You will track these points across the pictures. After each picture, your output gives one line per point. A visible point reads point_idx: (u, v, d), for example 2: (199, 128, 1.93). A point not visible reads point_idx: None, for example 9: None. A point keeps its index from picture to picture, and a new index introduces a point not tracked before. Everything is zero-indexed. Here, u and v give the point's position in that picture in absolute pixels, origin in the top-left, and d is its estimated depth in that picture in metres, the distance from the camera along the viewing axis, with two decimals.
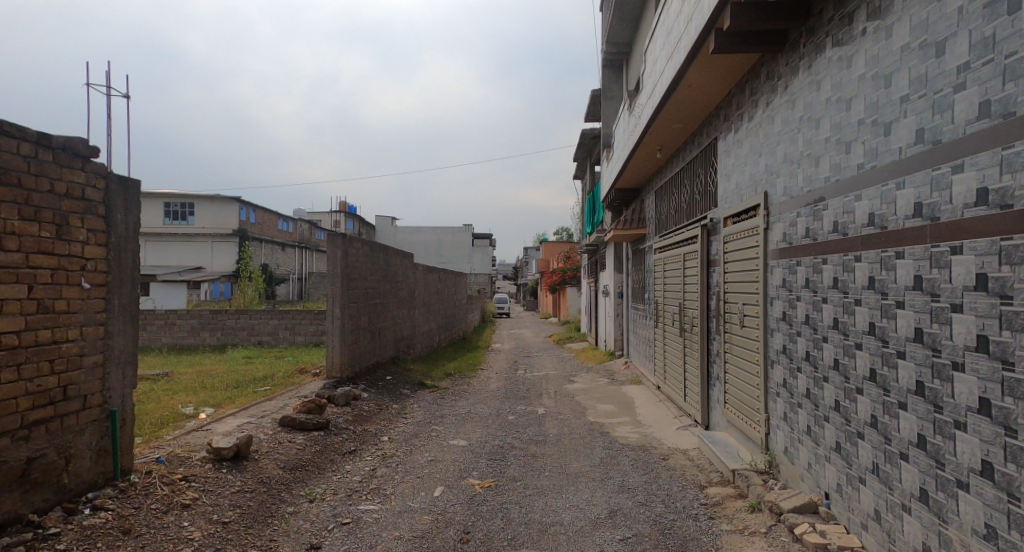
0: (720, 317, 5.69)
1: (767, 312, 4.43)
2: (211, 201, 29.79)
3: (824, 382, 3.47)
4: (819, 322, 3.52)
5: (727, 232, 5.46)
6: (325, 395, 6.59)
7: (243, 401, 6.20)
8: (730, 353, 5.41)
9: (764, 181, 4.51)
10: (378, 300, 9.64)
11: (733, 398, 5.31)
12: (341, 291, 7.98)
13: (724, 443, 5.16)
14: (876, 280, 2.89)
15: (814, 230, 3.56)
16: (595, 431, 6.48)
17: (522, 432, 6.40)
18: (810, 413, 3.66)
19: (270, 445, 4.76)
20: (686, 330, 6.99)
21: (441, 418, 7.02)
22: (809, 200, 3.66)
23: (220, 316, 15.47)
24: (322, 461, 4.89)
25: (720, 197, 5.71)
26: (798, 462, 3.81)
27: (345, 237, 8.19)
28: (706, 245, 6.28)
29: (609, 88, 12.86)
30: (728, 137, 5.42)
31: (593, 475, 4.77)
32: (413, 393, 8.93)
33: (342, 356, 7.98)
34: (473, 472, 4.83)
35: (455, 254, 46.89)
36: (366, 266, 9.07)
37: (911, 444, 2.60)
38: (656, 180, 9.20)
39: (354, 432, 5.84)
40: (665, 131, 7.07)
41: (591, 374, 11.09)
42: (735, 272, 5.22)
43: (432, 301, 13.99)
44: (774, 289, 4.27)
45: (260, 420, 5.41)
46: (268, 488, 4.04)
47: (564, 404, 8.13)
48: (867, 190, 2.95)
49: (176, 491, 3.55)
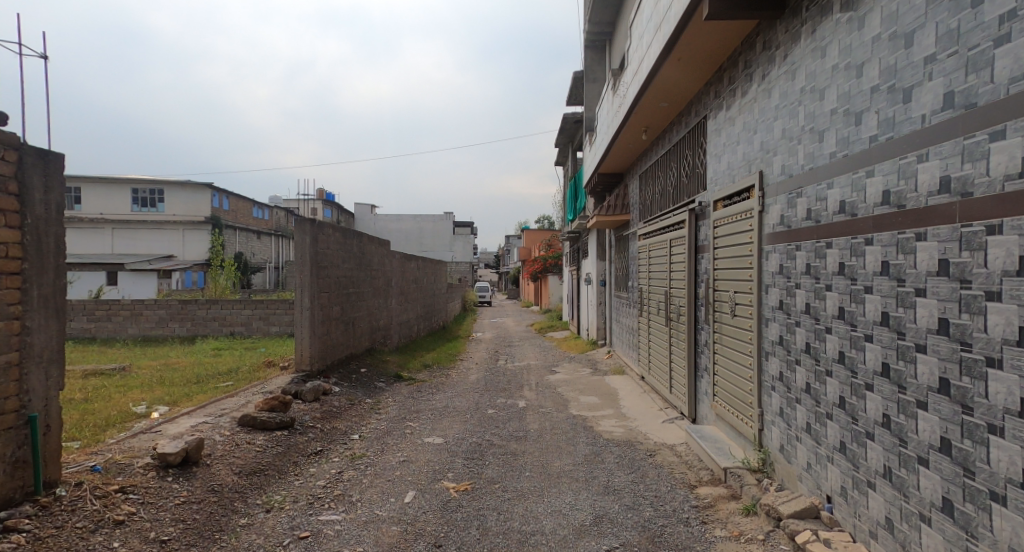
0: (709, 305, 5.42)
1: (760, 301, 4.16)
2: (181, 188, 28.84)
3: (827, 377, 3.20)
4: (822, 312, 3.25)
5: (717, 216, 5.18)
6: (292, 391, 6.20)
7: (201, 398, 5.77)
8: (720, 344, 5.14)
9: (758, 160, 4.22)
10: (352, 290, 9.22)
11: (722, 390, 5.06)
12: (311, 281, 7.58)
13: (713, 438, 4.90)
14: (891, 265, 2.61)
15: (817, 211, 3.28)
16: (578, 425, 6.20)
17: (501, 428, 6.08)
18: (809, 410, 3.39)
19: (226, 448, 4.37)
20: (672, 319, 6.72)
21: (416, 413, 6.67)
22: (810, 180, 3.38)
23: (189, 306, 14.85)
24: (284, 464, 4.51)
25: (709, 179, 5.42)
26: (796, 461, 3.54)
27: (315, 222, 7.76)
28: (694, 230, 6.00)
29: (592, 71, 12.52)
30: (719, 115, 5.12)
31: (576, 475, 4.48)
32: (388, 386, 8.55)
33: (312, 350, 7.59)
34: (448, 474, 4.51)
35: (436, 243, 46.29)
36: (339, 254, 8.65)
37: (932, 449, 2.35)
38: (640, 164, 8.90)
39: (321, 431, 5.46)
40: (651, 111, 6.74)
41: (573, 365, 10.81)
42: (726, 258, 4.94)
43: (411, 290, 13.58)
44: (769, 276, 3.99)
45: (218, 420, 5.00)
46: (219, 497, 3.66)
47: (545, 396, 7.84)
48: (881, 165, 2.71)
49: (110, 505, 3.19)
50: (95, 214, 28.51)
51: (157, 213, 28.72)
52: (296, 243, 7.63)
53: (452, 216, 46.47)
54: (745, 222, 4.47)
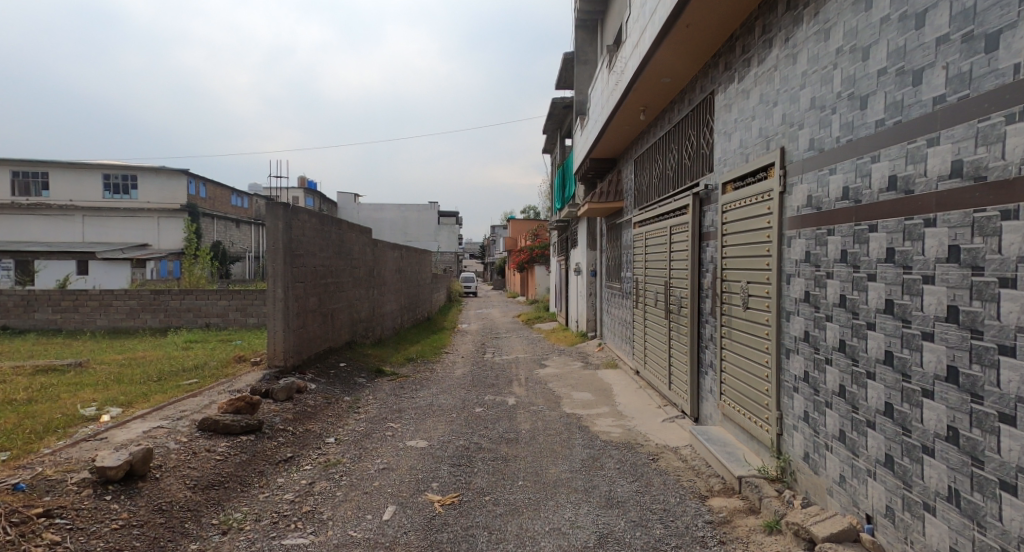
0: (716, 297, 4.99)
1: (781, 292, 3.73)
2: (156, 173, 27.86)
3: (867, 380, 2.78)
4: (862, 306, 2.82)
5: (726, 199, 4.74)
6: (262, 390, 5.71)
7: (160, 399, 5.25)
8: (728, 338, 4.73)
9: (779, 135, 3.77)
10: (331, 280, 8.70)
11: (730, 389, 4.66)
12: (284, 270, 7.07)
13: (721, 441, 4.50)
14: (964, 251, 2.17)
15: (858, 189, 2.84)
16: (572, 425, 5.79)
17: (490, 428, 5.64)
18: (843, 417, 2.98)
19: (180, 458, 3.85)
20: (672, 312, 6.31)
21: (399, 412, 6.21)
22: (849, 154, 2.92)
23: (162, 296, 14.18)
24: (248, 475, 4.02)
25: (717, 160, 4.98)
26: (826, 473, 3.14)
27: (288, 207, 7.23)
28: (698, 216, 5.56)
29: (583, 52, 12.04)
30: (731, 89, 4.67)
31: (575, 484, 4.06)
32: (369, 382, 8.08)
33: (286, 344, 7.10)
34: (432, 485, 4.05)
35: (421, 232, 45.57)
36: (316, 242, 8.12)
37: (1021, 473, 1.94)
38: (636, 148, 8.45)
39: (293, 435, 4.98)
40: (651, 88, 6.27)
41: (562, 358, 10.39)
42: (736, 246, 4.51)
43: (394, 280, 13.06)
44: (792, 264, 3.55)
45: (174, 424, 4.49)
46: (166, 519, 3.16)
47: (536, 392, 7.41)
48: (950, 130, 2.24)
49: (29, 535, 2.70)
50: (65, 200, 27.42)
51: (130, 200, 27.72)
52: (267, 229, 7.09)
53: (438, 205, 45.72)
54: (761, 205, 4.05)
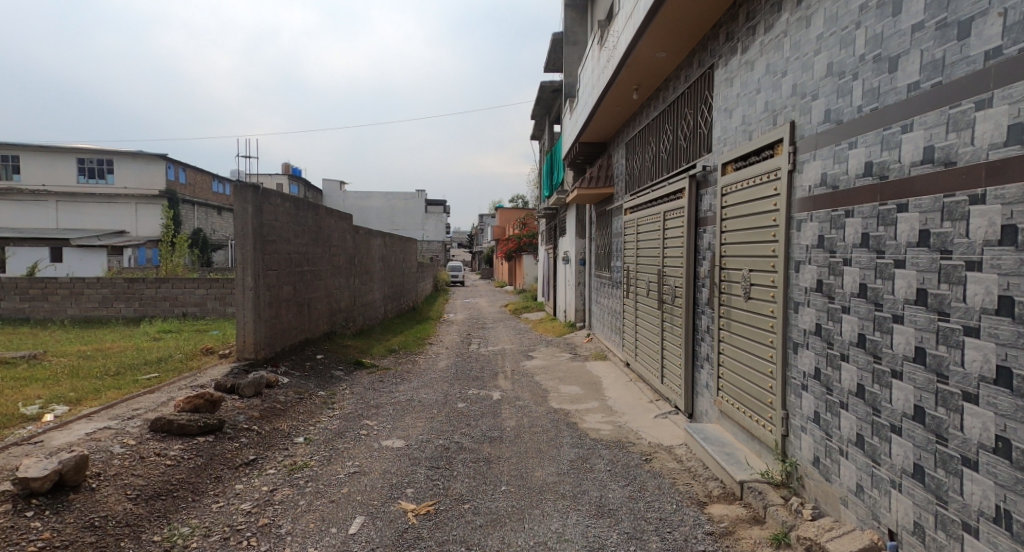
0: (713, 287, 4.67)
1: (788, 282, 3.40)
2: (133, 158, 27.06)
3: (891, 379, 2.45)
4: (886, 296, 2.49)
5: (727, 181, 4.40)
6: (228, 385, 5.33)
7: (114, 395, 4.86)
8: (727, 330, 4.41)
9: (789, 108, 3.43)
10: (307, 268, 8.29)
11: (728, 385, 4.34)
12: (254, 257, 6.67)
13: (720, 440, 4.19)
14: (1021, 231, 1.85)
15: (884, 163, 2.50)
16: (560, 422, 5.47)
17: (473, 426, 5.29)
18: (861, 420, 2.66)
19: (123, 465, 3.47)
20: (666, 302, 5.99)
21: (376, 408, 5.85)
22: (874, 124, 2.58)
23: (137, 284, 13.65)
24: (202, 481, 3.64)
25: (717, 138, 4.64)
26: (838, 482, 2.83)
27: (259, 189, 6.78)
28: (695, 200, 5.23)
29: (572, 32, 11.64)
30: (733, 61, 4.32)
31: (562, 490, 3.74)
32: (347, 375, 7.69)
33: (257, 335, 6.70)
34: (406, 491, 3.70)
35: (407, 221, 44.95)
36: (290, 227, 7.70)
37: None
38: (628, 131, 8.09)
39: (257, 435, 4.60)
40: (645, 65, 5.91)
41: (550, 349, 10.07)
42: (737, 231, 4.18)
43: (377, 268, 12.64)
44: (802, 250, 3.22)
45: (123, 425, 4.10)
46: (98, 538, 2.81)
47: (522, 385, 7.09)
48: (1008, 89, 1.90)
49: None
50: (39, 185, 26.58)
51: (106, 185, 26.91)
52: (235, 213, 6.65)
53: (425, 193, 45.09)
54: (766, 186, 3.71)
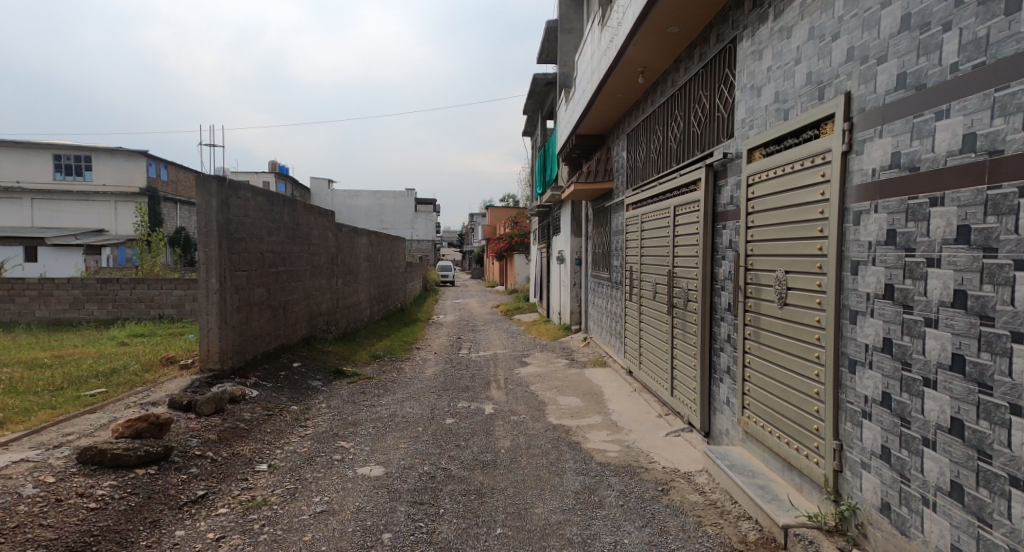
0: (736, 290, 4.08)
1: (840, 286, 2.82)
2: (113, 154, 26.19)
3: (1010, 416, 1.89)
4: (999, 307, 1.94)
5: (754, 168, 3.83)
6: (183, 402, 4.69)
7: (46, 417, 4.21)
8: (755, 341, 3.83)
9: (841, 77, 2.86)
10: (283, 268, 7.64)
11: (757, 402, 3.76)
12: (219, 256, 6.02)
13: (749, 468, 3.61)
14: None
15: (996, 133, 1.95)
16: (561, 441, 4.87)
17: (462, 448, 4.67)
18: (958, 464, 2.08)
19: (31, 512, 2.87)
20: (677, 306, 5.40)
21: (355, 426, 5.22)
22: (980, 84, 2.02)
23: (110, 285, 12.86)
24: (133, 529, 3.01)
25: (742, 120, 4.06)
26: (922, 539, 2.25)
27: (225, 181, 6.13)
28: (712, 193, 4.65)
29: (567, 20, 11.06)
30: (763, 30, 3.75)
31: (567, 534, 3.15)
32: (325, 385, 7.04)
33: (223, 343, 6.06)
34: (383, 537, 3.09)
35: (397, 220, 44.17)
36: (263, 224, 7.04)
37: None
38: (630, 120, 7.52)
39: (211, 463, 3.96)
40: (655, 44, 5.32)
41: (546, 354, 9.45)
42: (769, 225, 3.60)
43: (363, 268, 11.99)
44: (863, 248, 2.65)
45: (46, 456, 3.47)
46: None
47: (517, 397, 6.49)
48: None
49: None
50: (13, 182, 25.59)
51: (84, 182, 25.98)
52: (198, 208, 5.99)
53: (414, 191, 44.30)
54: (809, 172, 3.13)
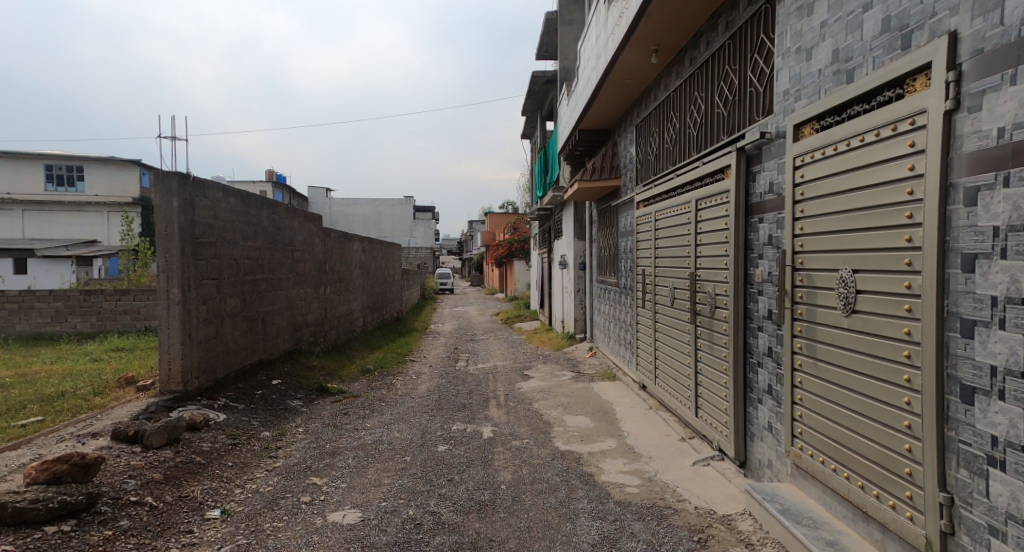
0: (780, 296, 3.39)
1: (942, 288, 2.13)
2: (104, 164, 25.87)
3: None
4: None
5: (802, 144, 3.15)
6: (130, 433, 4.01)
7: None
8: (807, 357, 3.13)
9: (940, 14, 2.18)
10: (260, 276, 6.95)
11: (812, 432, 3.06)
12: (181, 262, 5.32)
13: (808, 516, 2.91)
14: None
15: None
16: (572, 474, 4.16)
17: (456, 483, 3.95)
18: None
19: None
20: (702, 314, 4.71)
21: (333, 457, 4.51)
22: None
23: (93, 296, 12.14)
24: None
25: (787, 88, 3.38)
26: None
27: (188, 178, 5.44)
28: (744, 181, 3.96)
29: (568, 11, 10.46)
30: None
31: None
32: (306, 406, 6.31)
33: (186, 361, 5.34)
34: None
35: (395, 228, 43.58)
36: (236, 227, 6.36)
37: None
38: (640, 110, 6.84)
39: (150, 512, 3.26)
40: (672, 15, 4.64)
41: (549, 366, 8.73)
42: (827, 214, 2.91)
43: (355, 276, 11.30)
44: (987, 237, 1.95)
45: None
46: None
47: (520, 417, 5.77)
48: None
49: None
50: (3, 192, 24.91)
51: (75, 192, 25.37)
52: (156, 208, 5.31)
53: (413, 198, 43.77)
54: (889, 143, 2.44)
